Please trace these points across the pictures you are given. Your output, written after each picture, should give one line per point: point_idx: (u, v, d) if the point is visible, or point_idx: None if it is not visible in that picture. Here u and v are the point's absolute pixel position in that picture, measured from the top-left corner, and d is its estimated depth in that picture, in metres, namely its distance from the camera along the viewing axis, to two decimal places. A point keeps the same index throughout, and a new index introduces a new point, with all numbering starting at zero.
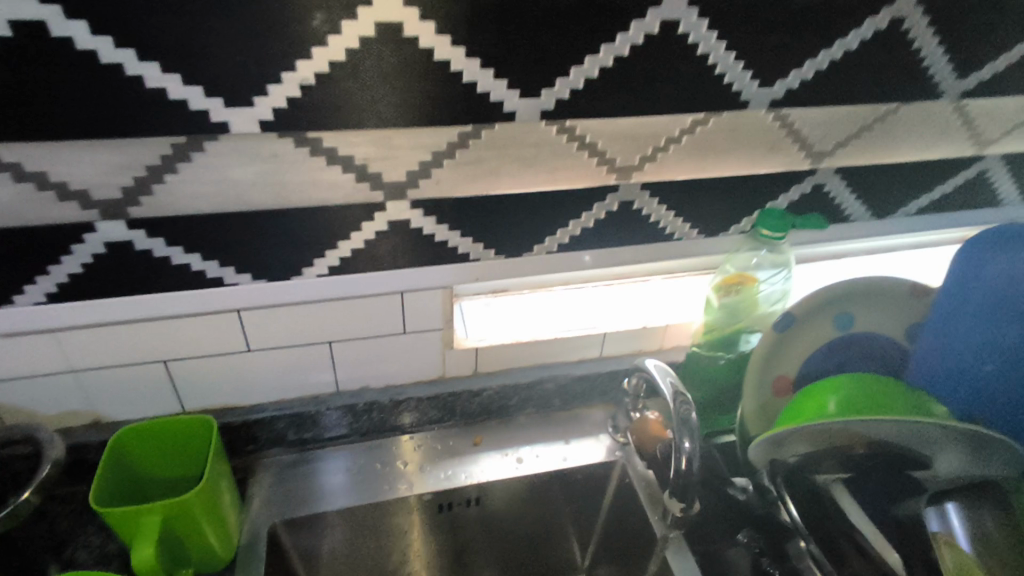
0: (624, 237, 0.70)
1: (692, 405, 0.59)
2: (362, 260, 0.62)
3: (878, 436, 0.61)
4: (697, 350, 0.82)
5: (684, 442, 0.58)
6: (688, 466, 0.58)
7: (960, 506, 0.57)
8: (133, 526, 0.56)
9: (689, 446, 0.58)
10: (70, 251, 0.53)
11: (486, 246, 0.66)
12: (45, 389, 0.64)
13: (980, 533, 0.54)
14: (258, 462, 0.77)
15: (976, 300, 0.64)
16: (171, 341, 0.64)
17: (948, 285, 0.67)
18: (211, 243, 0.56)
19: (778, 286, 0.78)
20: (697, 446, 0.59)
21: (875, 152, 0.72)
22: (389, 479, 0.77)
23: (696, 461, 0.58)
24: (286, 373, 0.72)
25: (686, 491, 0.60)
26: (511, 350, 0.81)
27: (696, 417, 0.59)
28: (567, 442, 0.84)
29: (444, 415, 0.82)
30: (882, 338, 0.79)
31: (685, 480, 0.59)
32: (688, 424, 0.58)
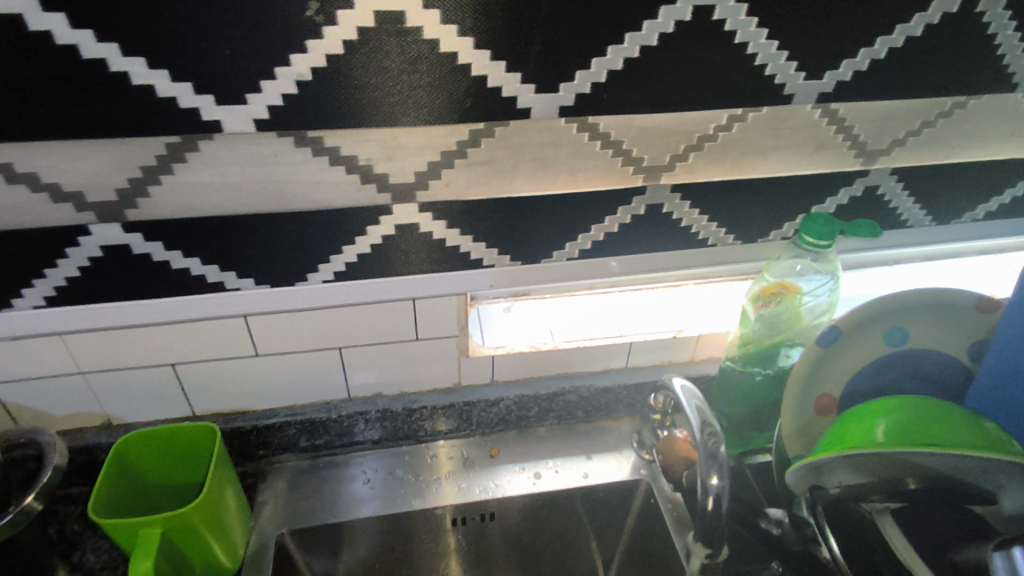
0: (652, 241, 0.65)
1: (721, 438, 0.54)
2: (369, 266, 0.59)
3: (935, 469, 0.55)
4: (731, 365, 0.75)
5: (712, 480, 0.53)
6: (716, 507, 0.52)
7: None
8: (133, 538, 0.55)
9: (718, 483, 0.52)
10: (67, 255, 0.51)
11: (501, 252, 0.62)
12: (53, 390, 0.63)
13: None
14: (269, 468, 0.75)
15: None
16: (176, 346, 0.63)
17: (1005, 317, 0.65)
18: (210, 247, 0.54)
19: (823, 298, 0.70)
20: (727, 485, 0.53)
21: (938, 151, 0.65)
22: (400, 491, 0.74)
23: (725, 502, 0.52)
24: (296, 378, 0.70)
25: (714, 537, 0.53)
26: (530, 359, 0.76)
27: (726, 451, 0.53)
28: (588, 458, 0.79)
29: (459, 425, 0.79)
30: (940, 356, 0.71)
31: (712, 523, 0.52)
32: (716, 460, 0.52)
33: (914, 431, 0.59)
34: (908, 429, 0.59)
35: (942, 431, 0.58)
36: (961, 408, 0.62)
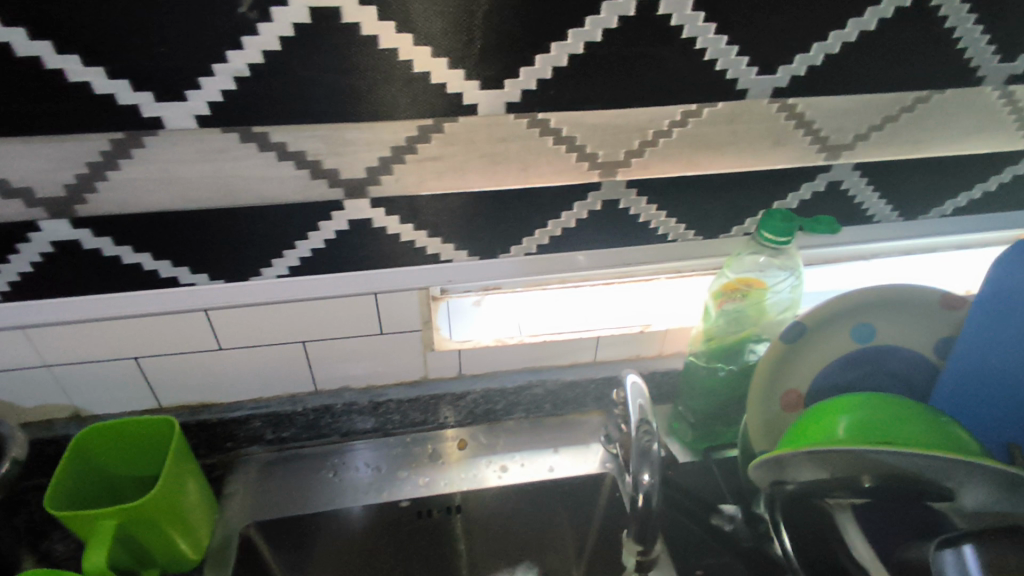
0: (611, 236, 0.65)
1: (654, 437, 0.53)
2: (324, 261, 0.59)
3: (890, 469, 0.55)
4: (695, 360, 0.75)
5: (644, 475, 0.52)
6: (646, 502, 0.52)
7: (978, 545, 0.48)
8: (89, 527, 0.56)
9: (649, 479, 0.52)
10: (19, 250, 0.52)
11: (458, 247, 0.62)
12: (17, 383, 0.64)
13: (998, 564, 0.46)
14: (237, 460, 0.76)
15: (1004, 336, 0.61)
16: (137, 340, 0.63)
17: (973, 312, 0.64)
18: (162, 242, 0.54)
19: (785, 294, 0.71)
20: (659, 481, 0.53)
21: (903, 146, 0.64)
22: (365, 484, 0.75)
23: (656, 498, 0.52)
24: (260, 372, 0.71)
25: (647, 530, 0.54)
26: (496, 354, 0.77)
27: (659, 449, 0.53)
28: (555, 451, 0.79)
29: (425, 417, 0.79)
30: (907, 353, 0.71)
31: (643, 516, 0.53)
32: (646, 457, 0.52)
33: (872, 430, 0.59)
34: (866, 428, 0.59)
35: (899, 431, 0.58)
36: (923, 408, 0.61)
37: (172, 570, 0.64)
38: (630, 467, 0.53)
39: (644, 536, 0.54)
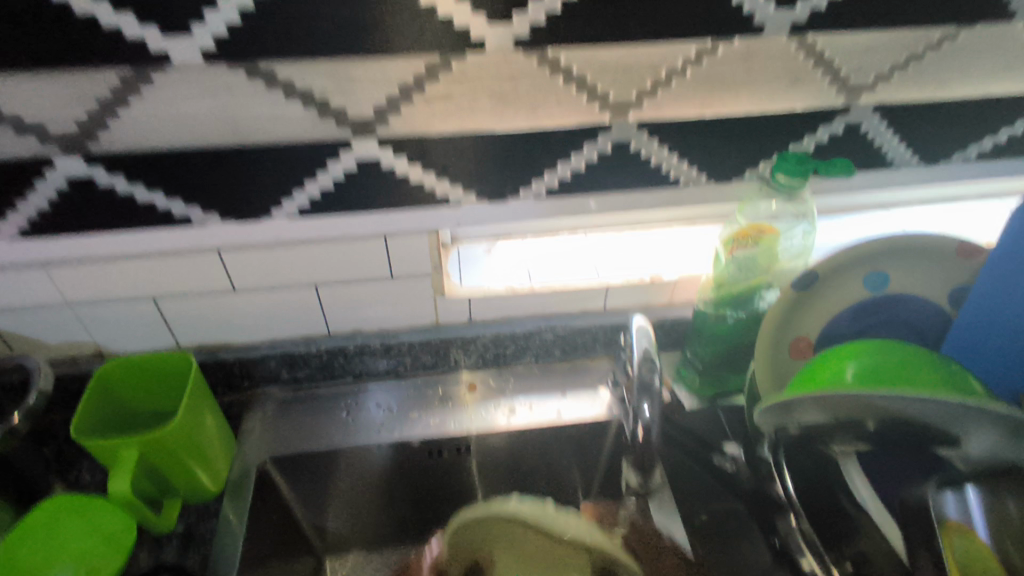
0: (622, 180, 0.64)
1: (654, 368, 0.53)
2: (333, 202, 0.60)
3: (899, 415, 0.55)
4: (703, 307, 0.75)
5: (644, 408, 0.53)
6: (645, 434, 0.53)
7: None
8: (113, 457, 0.59)
9: (649, 412, 0.52)
10: (35, 187, 0.53)
11: (466, 189, 0.61)
12: (43, 320, 0.66)
13: (1000, 517, 0.51)
14: (254, 398, 0.79)
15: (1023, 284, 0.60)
16: (154, 279, 0.65)
17: (988, 264, 0.63)
18: (173, 181, 0.55)
19: (796, 240, 0.71)
20: (659, 414, 0.53)
21: (925, 86, 0.62)
22: (377, 424, 0.77)
23: (656, 430, 0.53)
24: (273, 314, 0.72)
25: (645, 458, 0.55)
26: (506, 300, 0.77)
27: (659, 382, 0.53)
28: (563, 395, 0.81)
29: (436, 361, 0.81)
30: (920, 302, 0.70)
31: (643, 448, 0.53)
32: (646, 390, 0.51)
33: (883, 375, 0.59)
34: (877, 373, 0.59)
35: (911, 377, 0.58)
36: (936, 356, 0.61)
37: (194, 500, 0.67)
38: (631, 399, 0.53)
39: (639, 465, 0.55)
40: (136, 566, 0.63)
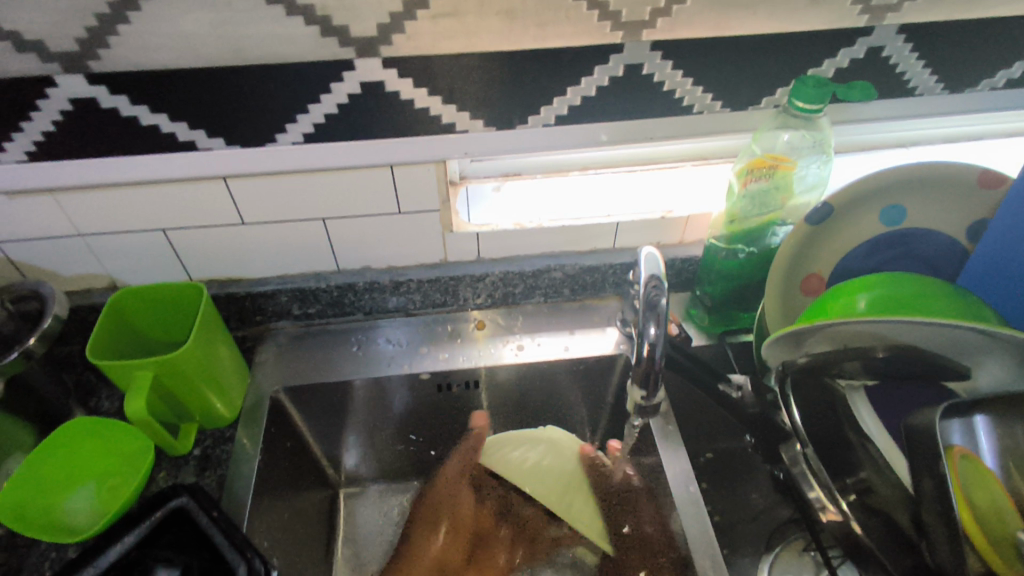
0: (634, 107, 0.62)
1: (664, 291, 0.51)
2: (338, 127, 0.59)
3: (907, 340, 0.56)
4: (715, 243, 0.74)
5: (650, 328, 0.52)
6: (651, 353, 0.52)
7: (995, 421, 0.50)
8: (128, 379, 0.60)
9: (655, 331, 0.51)
10: (39, 108, 0.53)
11: (473, 116, 0.60)
12: (56, 251, 0.67)
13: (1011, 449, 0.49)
14: (265, 332, 0.80)
15: None
16: (162, 209, 0.65)
17: (1011, 194, 0.61)
18: (177, 104, 0.55)
19: (811, 172, 0.68)
20: (665, 334, 0.52)
21: (955, 5, 0.59)
22: (387, 358, 0.78)
23: (661, 349, 0.52)
24: (282, 248, 0.72)
25: (649, 379, 0.54)
26: (515, 237, 0.76)
27: (668, 303, 0.51)
28: (571, 333, 0.81)
29: (446, 299, 0.81)
30: (936, 236, 0.69)
31: (647, 368, 0.53)
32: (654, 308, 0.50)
33: (894, 303, 0.58)
34: (888, 301, 0.59)
35: (922, 305, 0.58)
36: (950, 287, 0.60)
37: (210, 427, 0.69)
38: (637, 320, 0.52)
39: (645, 387, 0.55)
40: (155, 485, 0.64)
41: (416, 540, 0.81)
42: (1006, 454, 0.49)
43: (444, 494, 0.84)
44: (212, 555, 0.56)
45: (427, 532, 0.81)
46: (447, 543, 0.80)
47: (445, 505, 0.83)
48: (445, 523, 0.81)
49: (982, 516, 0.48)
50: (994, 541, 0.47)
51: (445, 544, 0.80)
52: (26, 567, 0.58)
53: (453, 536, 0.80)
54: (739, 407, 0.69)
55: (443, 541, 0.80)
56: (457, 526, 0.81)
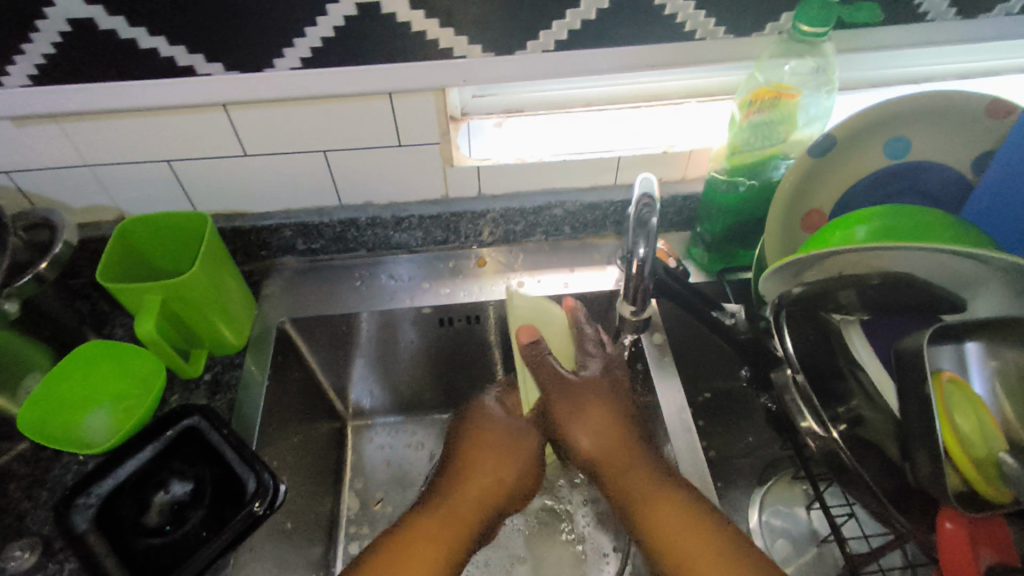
0: (633, 31, 0.62)
1: (654, 209, 0.50)
2: (335, 52, 0.59)
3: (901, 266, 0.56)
4: (717, 175, 0.73)
5: (640, 248, 0.53)
6: (639, 270, 0.55)
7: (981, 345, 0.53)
8: (139, 303, 0.62)
9: (644, 252, 0.53)
10: (39, 29, 0.54)
11: (471, 41, 0.60)
12: (65, 181, 0.68)
13: (999, 370, 0.52)
14: (271, 267, 0.81)
15: None
16: (164, 139, 0.65)
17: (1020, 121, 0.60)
18: (174, 26, 0.55)
19: (816, 103, 0.67)
20: (654, 252, 0.54)
21: None
22: (390, 292, 0.79)
23: (649, 266, 0.54)
24: (284, 181, 0.73)
25: (637, 295, 0.57)
26: (515, 172, 0.76)
27: (658, 222, 0.51)
28: (571, 270, 0.81)
29: (447, 236, 0.82)
30: (941, 169, 0.67)
31: (635, 283, 0.56)
32: (643, 229, 0.50)
33: (895, 231, 0.58)
34: (889, 230, 0.59)
35: (923, 233, 0.58)
36: (950, 218, 0.60)
37: (218, 354, 0.71)
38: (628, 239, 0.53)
39: (633, 302, 0.59)
40: (168, 406, 0.67)
41: (471, 461, 0.72)
42: (997, 380, 0.52)
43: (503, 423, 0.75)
44: (224, 470, 0.59)
45: (496, 459, 0.71)
46: (507, 479, 0.71)
47: (516, 432, 0.74)
48: (505, 447, 0.73)
49: (969, 441, 0.50)
50: (978, 461, 0.49)
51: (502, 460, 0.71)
52: (49, 478, 0.61)
53: (513, 475, 0.71)
54: (735, 334, 0.69)
55: (517, 475, 0.71)
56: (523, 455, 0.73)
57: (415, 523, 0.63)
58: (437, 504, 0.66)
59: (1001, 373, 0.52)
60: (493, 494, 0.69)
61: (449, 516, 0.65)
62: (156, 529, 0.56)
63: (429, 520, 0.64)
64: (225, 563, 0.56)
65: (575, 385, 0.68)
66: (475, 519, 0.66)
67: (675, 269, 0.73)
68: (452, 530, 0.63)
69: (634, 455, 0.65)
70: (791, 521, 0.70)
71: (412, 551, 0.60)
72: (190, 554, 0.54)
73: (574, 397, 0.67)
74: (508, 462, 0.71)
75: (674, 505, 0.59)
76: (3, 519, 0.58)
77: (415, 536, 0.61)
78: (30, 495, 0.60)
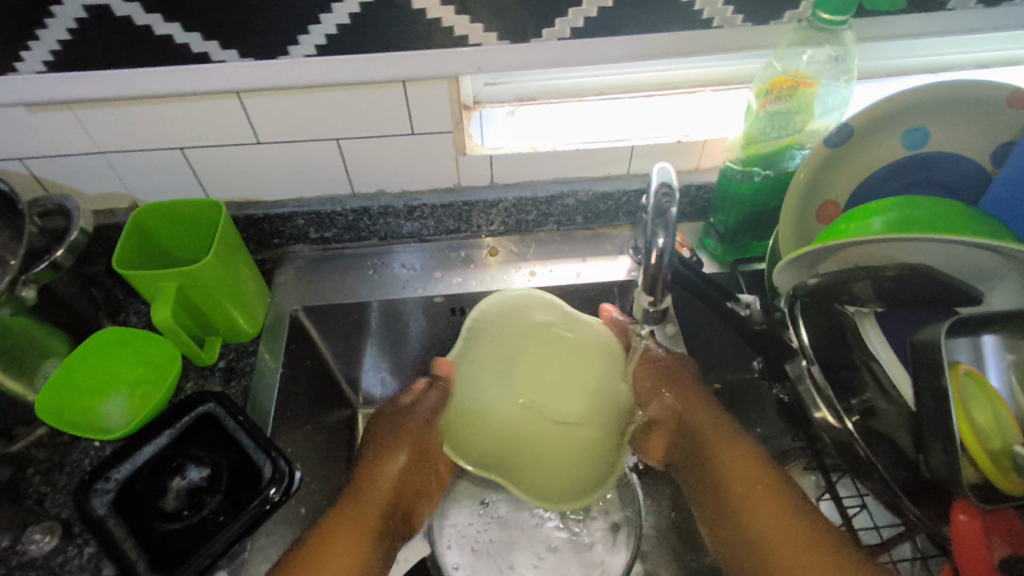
0: (650, 18, 0.61)
1: (674, 198, 0.50)
2: (349, 40, 0.59)
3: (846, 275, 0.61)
4: (731, 165, 0.73)
5: (658, 239, 0.53)
6: (658, 261, 0.54)
7: (1001, 339, 0.53)
8: (154, 290, 0.62)
9: (662, 242, 0.52)
10: (54, 15, 0.54)
11: (486, 29, 0.60)
12: (79, 168, 0.68)
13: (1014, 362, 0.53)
14: (284, 256, 0.82)
15: None
16: (178, 125, 0.65)
17: None
18: (189, 12, 0.55)
19: (835, 93, 0.67)
20: (673, 243, 0.53)
21: None
22: (402, 281, 0.79)
23: (668, 258, 0.54)
24: (298, 169, 0.73)
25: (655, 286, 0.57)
26: (528, 161, 0.76)
27: (678, 211, 0.51)
28: (583, 260, 0.81)
29: (459, 225, 0.82)
30: (959, 160, 0.67)
31: (653, 275, 0.55)
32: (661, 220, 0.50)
33: (914, 221, 0.58)
34: (907, 219, 0.58)
35: (943, 223, 0.57)
36: (968, 209, 0.59)
37: (232, 342, 0.71)
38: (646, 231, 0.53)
39: (651, 294, 0.58)
40: (184, 392, 0.67)
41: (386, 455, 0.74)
42: (1012, 373, 0.52)
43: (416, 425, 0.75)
44: (239, 455, 0.60)
45: (390, 451, 0.74)
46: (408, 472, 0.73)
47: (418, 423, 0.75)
48: (410, 438, 0.75)
49: (986, 434, 0.50)
50: (994, 453, 0.50)
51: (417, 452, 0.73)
52: (68, 462, 0.62)
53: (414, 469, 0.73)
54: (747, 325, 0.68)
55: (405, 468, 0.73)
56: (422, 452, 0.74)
57: (337, 518, 0.65)
58: (359, 493, 0.69)
59: (1016, 366, 0.53)
60: (401, 471, 0.72)
61: (367, 504, 0.68)
62: (173, 513, 0.56)
63: (349, 511, 0.67)
64: (242, 547, 0.57)
65: (671, 364, 0.74)
66: (388, 499, 0.70)
67: (689, 259, 0.72)
68: (371, 516, 0.67)
69: (721, 421, 0.71)
70: None
71: (337, 542, 0.63)
72: (209, 537, 0.55)
73: (654, 377, 0.74)
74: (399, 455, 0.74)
75: (753, 467, 0.66)
76: (22, 503, 0.59)
77: (339, 523, 0.65)
78: (48, 479, 0.61)
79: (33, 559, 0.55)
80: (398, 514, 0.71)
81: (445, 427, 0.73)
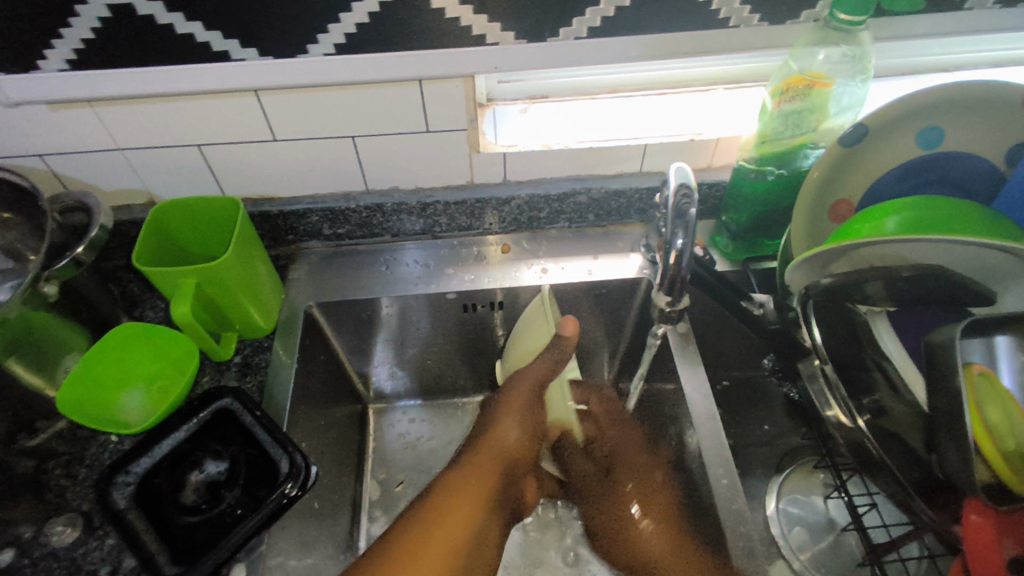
0: (667, 17, 0.61)
1: (694, 199, 0.51)
2: (368, 38, 0.59)
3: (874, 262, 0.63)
4: (744, 164, 0.73)
5: (678, 239, 0.53)
6: (677, 262, 0.55)
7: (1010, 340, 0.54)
8: (174, 287, 0.63)
9: (682, 243, 0.53)
10: (77, 14, 0.54)
11: (504, 28, 0.60)
12: (97, 164, 0.69)
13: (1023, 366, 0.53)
14: (297, 252, 0.82)
15: None
16: (195, 121, 0.66)
17: None
18: (210, 11, 0.55)
19: (850, 94, 0.67)
20: (690, 244, 0.54)
21: None
22: (414, 277, 0.80)
23: (687, 258, 0.55)
24: (312, 166, 0.73)
25: (674, 285, 0.58)
26: (541, 159, 0.76)
27: (697, 212, 0.51)
28: (595, 257, 0.82)
29: (471, 222, 0.82)
30: (971, 161, 0.67)
31: (673, 275, 0.56)
32: (683, 222, 0.51)
33: (928, 222, 0.58)
34: (922, 220, 0.58)
35: (957, 223, 0.57)
36: (981, 211, 0.59)
37: (249, 336, 0.72)
38: (666, 231, 0.54)
39: (670, 294, 0.60)
40: (201, 387, 0.68)
41: (496, 420, 0.73)
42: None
43: (530, 380, 0.73)
44: (256, 449, 0.60)
45: (505, 421, 0.72)
46: (521, 442, 0.72)
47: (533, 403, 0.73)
48: (523, 412, 0.73)
49: (995, 433, 0.51)
50: (1007, 453, 0.50)
51: (520, 437, 0.72)
52: (88, 455, 0.63)
53: (526, 430, 0.73)
54: (759, 323, 0.70)
55: (518, 436, 0.72)
56: (534, 418, 0.73)
57: (442, 493, 0.64)
58: (470, 457, 0.70)
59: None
60: (519, 452, 0.72)
61: (472, 480, 0.66)
62: (193, 507, 0.57)
63: (459, 486, 0.66)
64: (259, 540, 0.58)
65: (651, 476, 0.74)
66: (502, 467, 0.70)
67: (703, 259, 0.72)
68: (481, 489, 0.66)
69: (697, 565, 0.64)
70: (808, 509, 0.71)
71: (448, 505, 0.63)
72: (226, 531, 0.56)
73: (607, 503, 0.75)
74: (513, 419, 0.72)
75: None
76: (44, 495, 0.60)
77: (444, 509, 0.62)
78: (69, 472, 0.62)
79: (56, 550, 0.56)
80: (509, 484, 0.70)
81: (528, 420, 0.72)
